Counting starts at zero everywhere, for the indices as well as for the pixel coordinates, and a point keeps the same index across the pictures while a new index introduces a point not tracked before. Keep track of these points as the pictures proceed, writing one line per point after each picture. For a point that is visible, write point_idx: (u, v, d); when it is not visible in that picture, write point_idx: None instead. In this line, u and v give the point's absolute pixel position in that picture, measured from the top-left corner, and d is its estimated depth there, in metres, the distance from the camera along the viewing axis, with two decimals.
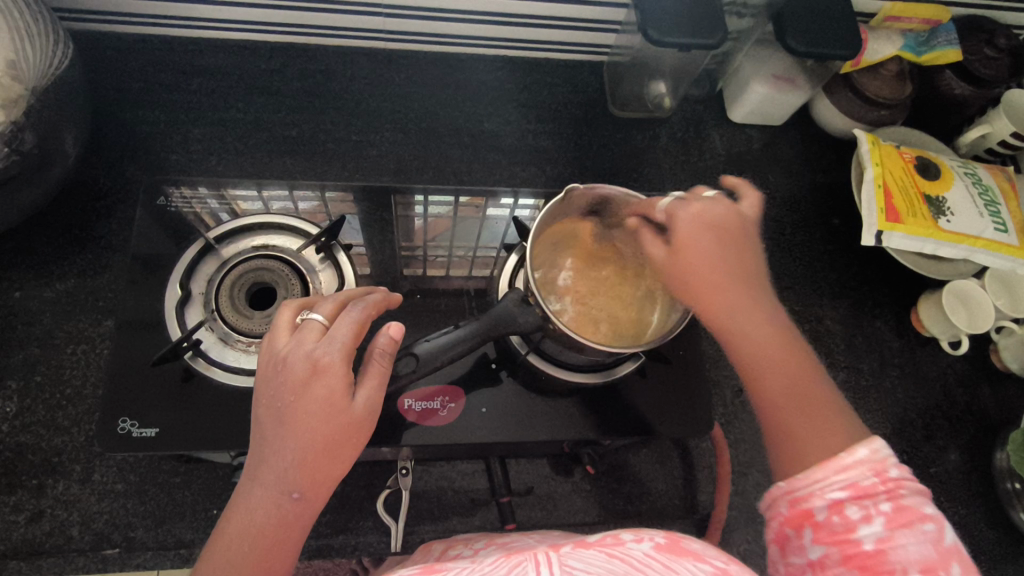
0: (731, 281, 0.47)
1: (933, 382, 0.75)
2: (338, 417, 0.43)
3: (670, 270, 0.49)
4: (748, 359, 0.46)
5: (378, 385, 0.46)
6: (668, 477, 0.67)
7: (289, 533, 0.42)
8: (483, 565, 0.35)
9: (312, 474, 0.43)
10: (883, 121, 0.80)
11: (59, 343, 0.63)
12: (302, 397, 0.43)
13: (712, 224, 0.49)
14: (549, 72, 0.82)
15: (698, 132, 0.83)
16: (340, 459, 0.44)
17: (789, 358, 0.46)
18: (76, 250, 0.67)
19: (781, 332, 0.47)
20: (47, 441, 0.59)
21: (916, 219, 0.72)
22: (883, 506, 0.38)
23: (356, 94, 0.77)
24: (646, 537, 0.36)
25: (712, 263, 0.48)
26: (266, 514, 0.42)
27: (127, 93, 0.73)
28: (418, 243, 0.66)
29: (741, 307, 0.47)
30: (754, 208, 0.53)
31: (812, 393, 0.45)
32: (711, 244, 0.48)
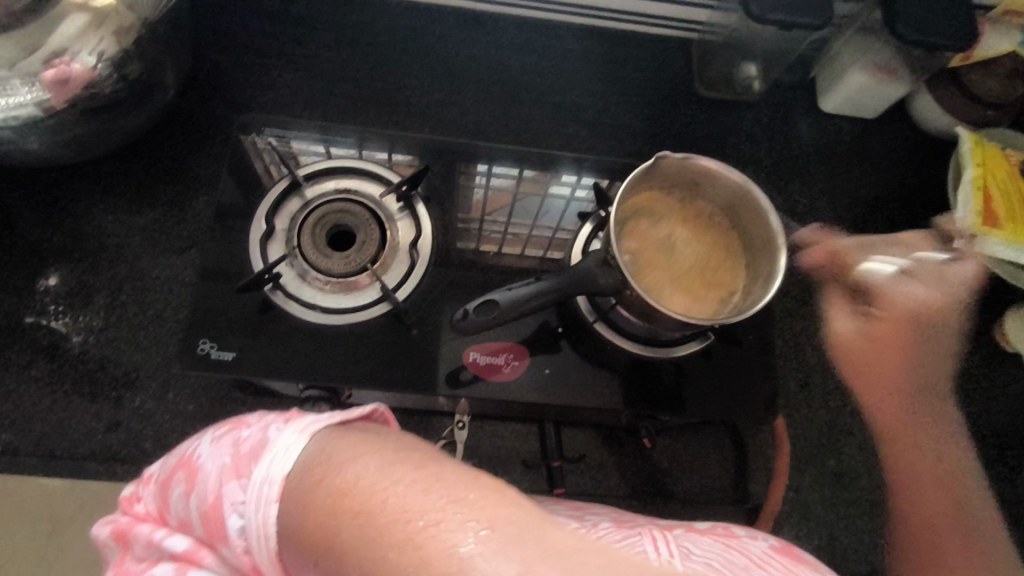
0: (913, 376, 0.48)
1: (1011, 401, 0.71)
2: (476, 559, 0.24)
3: (850, 347, 0.49)
4: (916, 466, 0.46)
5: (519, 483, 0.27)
6: (721, 463, 0.65)
7: None
8: (598, 528, 0.38)
9: None
10: (988, 122, 0.75)
11: (146, 266, 0.66)
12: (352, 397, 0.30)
13: (908, 315, 0.48)
14: (636, 45, 0.81)
15: (785, 119, 0.80)
16: None
17: (958, 478, 0.46)
18: (166, 179, 0.70)
19: (956, 451, 0.47)
20: (128, 357, 0.62)
21: (1018, 225, 0.68)
22: None
23: (441, 52, 0.78)
24: (760, 536, 0.37)
25: (893, 355, 0.48)
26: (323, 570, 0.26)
27: (225, 34, 0.75)
28: (474, 218, 0.65)
29: (919, 416, 0.47)
30: (944, 309, 0.49)
31: (965, 515, 0.45)
32: (911, 343, 0.48)
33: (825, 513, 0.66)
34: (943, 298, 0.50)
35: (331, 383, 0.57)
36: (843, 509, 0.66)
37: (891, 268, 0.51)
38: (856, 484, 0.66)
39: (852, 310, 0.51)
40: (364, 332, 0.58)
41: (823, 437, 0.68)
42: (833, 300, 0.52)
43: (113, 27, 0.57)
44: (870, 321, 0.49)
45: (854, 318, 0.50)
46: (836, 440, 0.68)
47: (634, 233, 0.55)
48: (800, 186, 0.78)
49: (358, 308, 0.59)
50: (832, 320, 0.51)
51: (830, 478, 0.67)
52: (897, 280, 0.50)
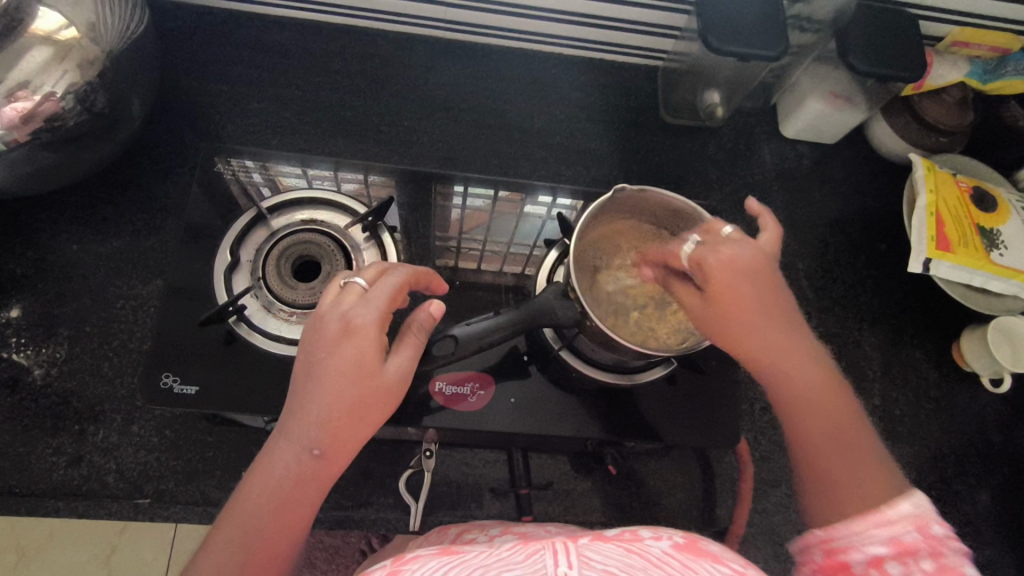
0: (761, 321, 0.46)
1: (968, 419, 0.73)
2: (369, 380, 0.45)
3: (706, 319, 0.47)
4: (796, 392, 0.46)
5: (411, 355, 0.47)
6: (688, 486, 0.66)
7: (302, 490, 0.43)
8: (499, 551, 0.36)
9: (334, 434, 0.44)
10: (940, 149, 0.78)
11: (111, 297, 0.65)
12: (339, 369, 0.44)
13: (732, 271, 0.46)
14: (603, 73, 0.83)
15: (747, 144, 0.82)
16: (364, 426, 0.45)
17: (836, 402, 0.46)
18: (133, 209, 0.70)
19: (823, 367, 0.46)
20: (92, 389, 0.62)
21: (968, 250, 0.70)
22: (924, 564, 0.37)
23: (411, 81, 0.79)
24: (665, 536, 0.36)
25: (743, 305, 0.45)
26: (286, 466, 0.43)
27: (194, 63, 0.76)
28: (452, 235, 0.67)
29: (783, 348, 0.46)
30: (756, 252, 0.47)
31: (846, 438, 0.45)
32: (750, 292, 0.45)
33: (791, 535, 0.66)
34: (757, 245, 0.48)
35: None
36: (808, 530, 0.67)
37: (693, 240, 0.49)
38: None
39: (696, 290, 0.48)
40: None
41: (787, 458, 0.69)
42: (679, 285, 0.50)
43: (77, 59, 0.57)
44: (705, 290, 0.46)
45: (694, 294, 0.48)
46: None
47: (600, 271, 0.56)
48: (764, 210, 0.80)
49: None
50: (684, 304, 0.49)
51: (795, 499, 0.68)
52: (707, 245, 0.47)
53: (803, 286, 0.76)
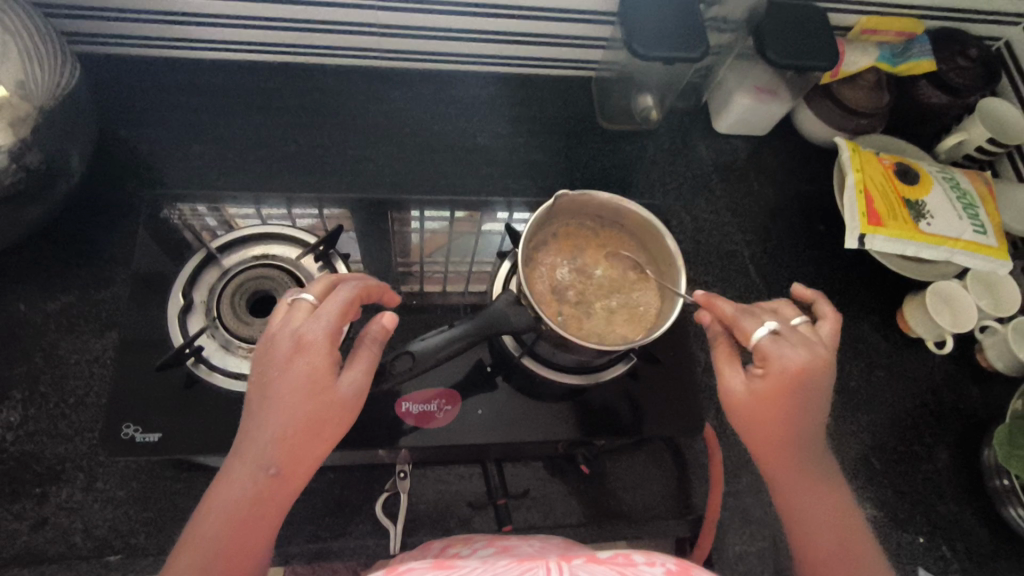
0: (806, 434, 0.49)
1: (919, 383, 0.77)
2: (319, 394, 0.46)
3: (744, 412, 0.50)
4: (807, 523, 0.49)
5: (365, 369, 0.48)
6: (662, 478, 0.67)
7: (260, 507, 0.44)
8: (495, 567, 0.37)
9: (288, 450, 0.45)
10: (863, 130, 0.83)
11: (64, 354, 0.64)
12: (291, 387, 0.45)
13: (782, 390, 0.48)
14: (540, 87, 0.85)
15: (685, 143, 0.86)
16: (322, 440, 0.46)
17: (845, 522, 0.50)
18: (81, 263, 0.69)
19: (833, 497, 0.50)
20: (51, 449, 0.60)
21: (897, 222, 0.74)
22: None
23: (352, 110, 0.80)
24: (658, 561, 0.35)
25: (775, 440, 0.49)
26: (243, 486, 0.44)
27: (131, 112, 0.76)
28: (414, 260, 0.68)
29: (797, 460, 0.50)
30: (826, 365, 0.49)
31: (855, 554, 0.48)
32: (799, 396, 0.48)
33: (766, 513, 0.68)
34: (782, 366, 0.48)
35: None
36: None
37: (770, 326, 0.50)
38: None
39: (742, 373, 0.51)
40: None
41: None
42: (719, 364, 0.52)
43: (9, 117, 0.58)
44: (759, 385, 0.49)
45: (746, 378, 0.50)
46: None
47: (555, 262, 0.58)
48: (707, 204, 0.83)
49: None
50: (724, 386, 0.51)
51: (766, 478, 0.70)
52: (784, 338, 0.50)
53: (752, 272, 0.79)
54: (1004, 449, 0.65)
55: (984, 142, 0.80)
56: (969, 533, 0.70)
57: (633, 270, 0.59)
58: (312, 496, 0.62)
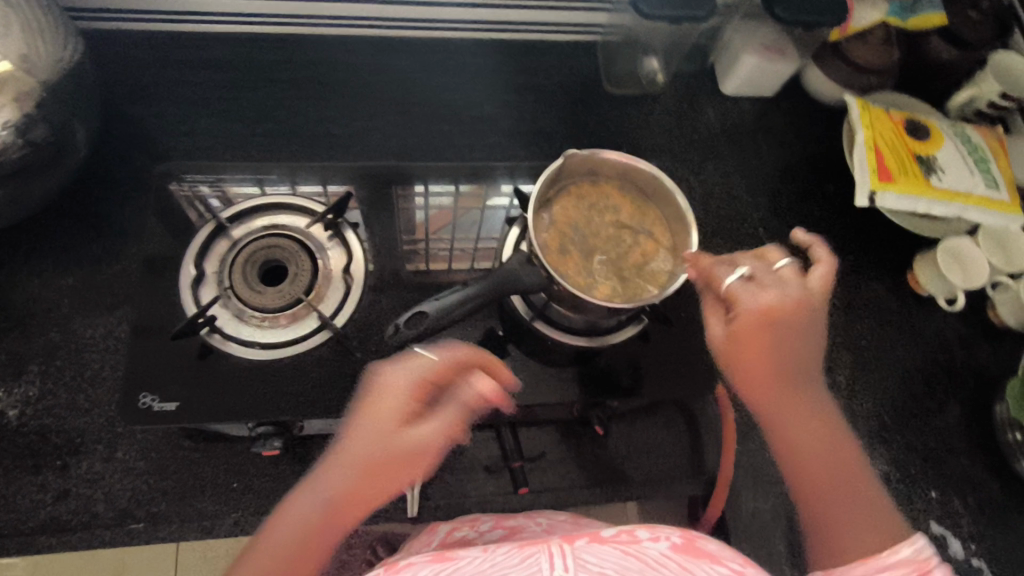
0: (784, 362, 0.49)
1: (930, 340, 0.77)
2: (388, 439, 0.45)
3: (727, 354, 0.51)
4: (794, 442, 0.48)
5: (441, 425, 0.46)
6: (676, 439, 0.68)
7: (316, 537, 0.43)
8: (495, 554, 0.37)
9: (349, 487, 0.44)
10: (872, 87, 0.82)
11: (78, 329, 0.65)
12: (378, 432, 0.45)
13: (762, 319, 0.49)
14: (545, 53, 0.84)
15: (691, 105, 0.85)
16: (385, 483, 0.44)
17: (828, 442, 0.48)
18: (91, 238, 0.69)
19: (819, 421, 0.49)
20: (70, 422, 0.61)
21: (908, 178, 0.73)
22: None
23: (356, 80, 0.79)
24: (662, 536, 0.37)
25: (756, 369, 0.49)
26: (300, 513, 0.44)
27: (135, 88, 0.75)
28: (420, 237, 0.67)
29: (784, 390, 0.49)
30: (807, 297, 0.51)
31: (842, 473, 0.47)
32: (766, 332, 0.49)
33: (778, 471, 0.69)
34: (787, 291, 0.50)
35: (278, 420, 0.57)
36: None
37: (742, 271, 0.52)
38: None
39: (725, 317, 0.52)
40: (310, 362, 0.59)
41: None
42: (709, 305, 0.54)
43: (12, 92, 0.58)
44: (732, 324, 0.50)
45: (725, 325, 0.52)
46: None
47: (558, 236, 0.57)
48: (715, 167, 0.82)
49: (296, 340, 0.59)
50: (709, 333, 0.53)
51: None
52: (752, 283, 0.51)
53: (761, 234, 0.79)
54: (1018, 403, 0.66)
55: (995, 97, 0.78)
56: (981, 489, 0.70)
57: (623, 214, 0.59)
58: None
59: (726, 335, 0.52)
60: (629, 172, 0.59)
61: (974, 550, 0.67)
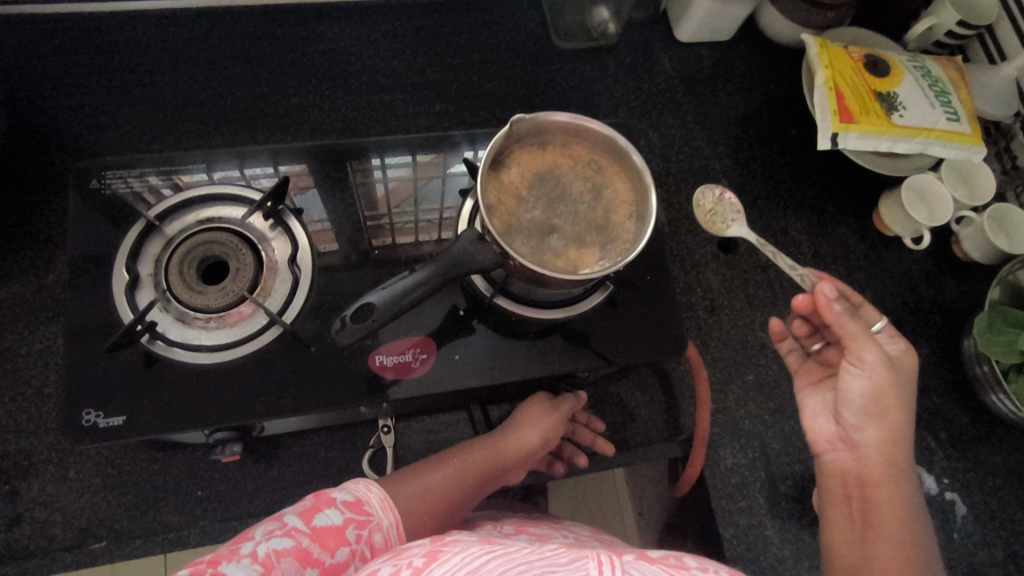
0: (905, 432, 0.51)
1: (898, 280, 0.76)
2: (519, 416, 0.60)
3: (869, 391, 0.51)
4: (892, 517, 0.50)
5: (554, 421, 0.59)
6: (650, 403, 0.67)
7: (450, 483, 0.54)
8: (541, 549, 0.33)
9: (481, 450, 0.57)
10: (832, 24, 0.78)
11: (13, 345, 0.61)
12: (515, 435, 0.58)
13: (907, 376, 0.52)
14: (489, 10, 0.80)
15: (646, 55, 0.81)
16: (506, 448, 0.58)
17: (916, 523, 0.51)
18: (16, 247, 0.64)
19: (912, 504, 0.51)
20: (15, 445, 0.58)
21: (869, 117, 0.71)
22: None
23: (288, 53, 0.74)
24: (711, 567, 0.33)
25: (893, 427, 0.51)
26: (444, 465, 0.55)
27: (46, 79, 0.69)
28: (382, 212, 0.64)
29: (897, 468, 0.51)
30: None
31: (916, 554, 0.49)
32: (909, 393, 0.51)
33: (755, 425, 0.68)
34: (908, 352, 0.54)
35: (233, 424, 0.54)
36: (770, 418, 0.69)
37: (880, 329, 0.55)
38: (777, 391, 0.70)
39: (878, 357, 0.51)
40: (262, 361, 0.56)
41: (738, 354, 0.71)
42: (852, 329, 0.51)
43: None
44: (891, 366, 0.51)
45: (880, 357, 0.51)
46: (751, 354, 0.71)
47: (521, 214, 0.54)
48: (674, 119, 0.79)
49: (245, 340, 0.56)
50: (854, 366, 0.51)
51: (753, 391, 0.69)
52: (895, 341, 0.54)
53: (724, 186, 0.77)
54: (984, 335, 0.65)
55: (954, 25, 0.76)
56: (952, 424, 0.71)
57: (581, 180, 0.56)
58: (295, 462, 0.60)
59: (870, 374, 0.51)
60: (578, 132, 0.56)
61: (947, 484, 0.68)
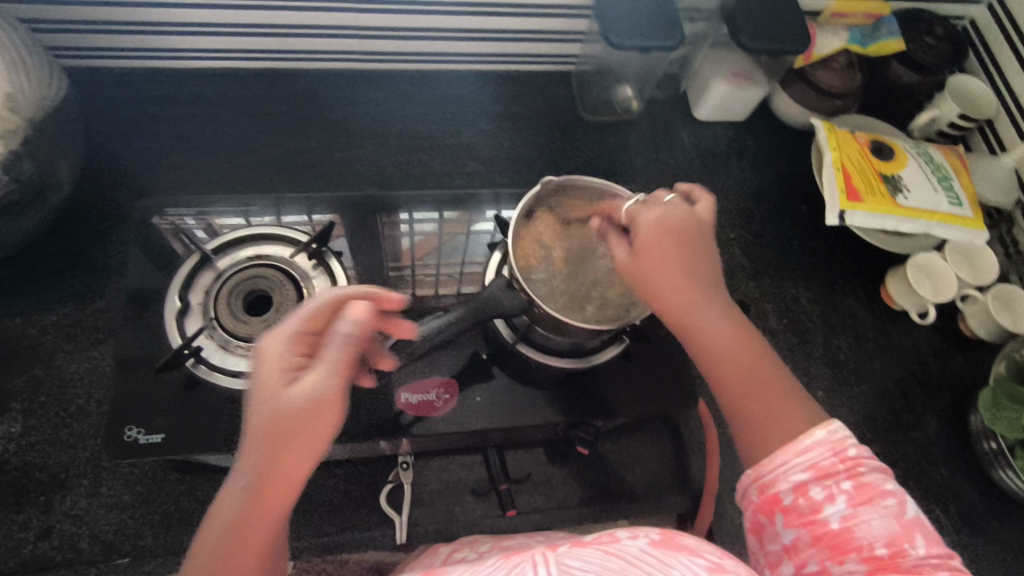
0: (692, 280, 0.51)
1: (906, 353, 0.79)
2: (280, 404, 0.40)
3: (632, 278, 0.52)
4: (720, 362, 0.50)
5: (337, 369, 0.41)
6: (662, 458, 0.69)
7: (255, 529, 0.40)
8: (484, 566, 0.39)
9: (261, 473, 0.39)
10: (838, 111, 0.85)
11: (62, 363, 0.65)
12: (292, 411, 0.40)
13: (663, 230, 0.52)
14: (522, 83, 0.87)
15: (666, 131, 0.87)
16: (299, 453, 0.40)
17: (752, 357, 0.50)
18: (75, 274, 0.69)
19: (740, 332, 0.51)
20: (54, 458, 0.61)
21: (875, 197, 0.76)
22: (844, 485, 0.43)
23: (338, 113, 0.81)
24: (641, 534, 0.39)
25: (672, 279, 0.51)
26: (229, 510, 0.40)
27: (117, 123, 0.76)
28: (406, 264, 0.69)
29: (699, 313, 0.51)
30: (710, 207, 0.56)
31: (761, 380, 0.49)
32: (670, 247, 0.51)
33: None
34: (687, 211, 0.54)
35: None
36: None
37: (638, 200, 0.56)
38: None
39: (626, 245, 0.53)
40: None
41: None
42: (607, 237, 0.54)
43: None
44: (636, 246, 0.52)
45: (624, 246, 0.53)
46: None
47: (552, 276, 0.58)
48: None
49: None
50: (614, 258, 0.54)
51: None
52: (644, 204, 0.54)
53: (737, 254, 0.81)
54: (988, 413, 0.68)
55: (956, 118, 0.83)
56: (961, 498, 0.71)
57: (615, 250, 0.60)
58: (316, 492, 0.63)
59: (629, 258, 0.52)
60: (600, 197, 0.62)
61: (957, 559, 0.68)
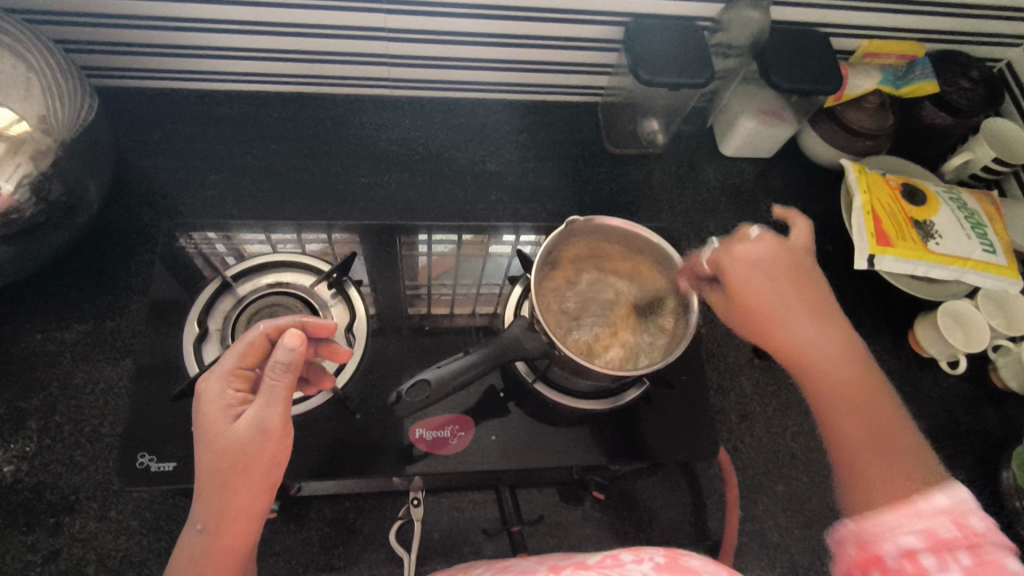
0: (802, 309, 0.51)
1: (934, 403, 0.76)
2: (218, 443, 0.44)
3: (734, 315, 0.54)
4: (822, 377, 0.48)
5: (267, 401, 0.45)
6: (678, 504, 0.67)
7: (220, 558, 0.43)
8: None
9: (211, 509, 0.44)
10: (868, 151, 0.83)
11: (79, 382, 0.65)
12: (230, 443, 0.44)
13: (775, 262, 0.53)
14: (547, 113, 0.87)
15: (692, 166, 0.86)
16: (247, 485, 0.44)
17: (870, 390, 0.47)
18: (96, 292, 0.70)
19: (859, 365, 0.48)
20: (65, 479, 0.60)
21: (905, 243, 0.74)
22: (963, 559, 0.34)
23: (364, 138, 0.81)
24: (646, 557, 0.39)
25: (772, 298, 0.52)
26: (193, 551, 0.44)
27: (147, 144, 0.77)
28: (422, 282, 0.68)
29: (811, 342, 0.50)
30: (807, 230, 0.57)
31: (879, 423, 0.45)
32: (762, 280, 0.52)
33: (782, 538, 0.67)
34: (782, 243, 0.55)
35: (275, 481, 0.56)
36: (798, 532, 0.68)
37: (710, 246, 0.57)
38: (807, 505, 0.69)
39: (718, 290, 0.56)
40: (309, 423, 0.59)
41: (769, 462, 0.70)
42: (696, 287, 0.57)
43: (30, 151, 0.59)
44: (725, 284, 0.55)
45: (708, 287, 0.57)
46: (781, 464, 0.71)
47: (574, 322, 0.57)
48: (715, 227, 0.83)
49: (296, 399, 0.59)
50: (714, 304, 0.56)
51: (782, 502, 0.69)
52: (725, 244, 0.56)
53: None
54: None
55: (990, 162, 0.80)
56: None
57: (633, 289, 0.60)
58: (324, 525, 0.62)
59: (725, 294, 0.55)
60: (623, 237, 0.60)
61: None
